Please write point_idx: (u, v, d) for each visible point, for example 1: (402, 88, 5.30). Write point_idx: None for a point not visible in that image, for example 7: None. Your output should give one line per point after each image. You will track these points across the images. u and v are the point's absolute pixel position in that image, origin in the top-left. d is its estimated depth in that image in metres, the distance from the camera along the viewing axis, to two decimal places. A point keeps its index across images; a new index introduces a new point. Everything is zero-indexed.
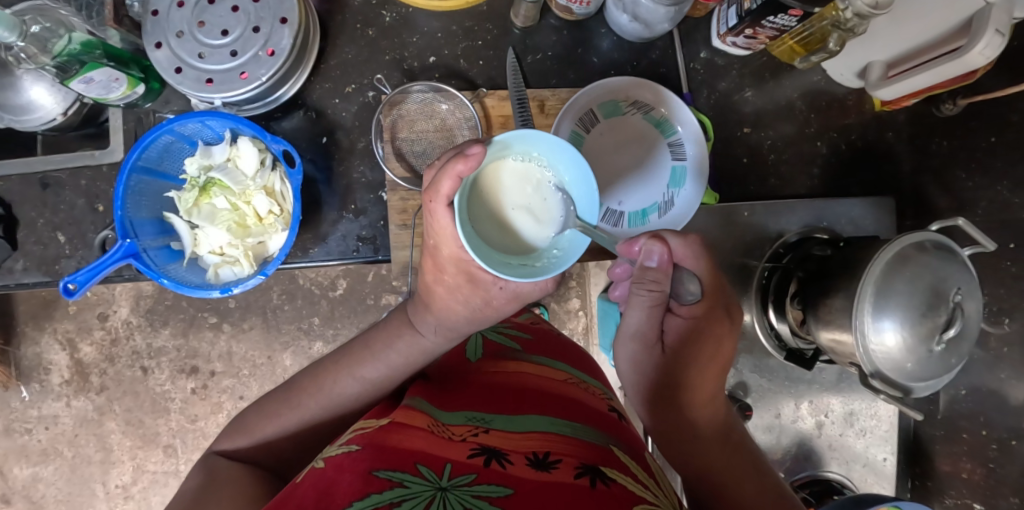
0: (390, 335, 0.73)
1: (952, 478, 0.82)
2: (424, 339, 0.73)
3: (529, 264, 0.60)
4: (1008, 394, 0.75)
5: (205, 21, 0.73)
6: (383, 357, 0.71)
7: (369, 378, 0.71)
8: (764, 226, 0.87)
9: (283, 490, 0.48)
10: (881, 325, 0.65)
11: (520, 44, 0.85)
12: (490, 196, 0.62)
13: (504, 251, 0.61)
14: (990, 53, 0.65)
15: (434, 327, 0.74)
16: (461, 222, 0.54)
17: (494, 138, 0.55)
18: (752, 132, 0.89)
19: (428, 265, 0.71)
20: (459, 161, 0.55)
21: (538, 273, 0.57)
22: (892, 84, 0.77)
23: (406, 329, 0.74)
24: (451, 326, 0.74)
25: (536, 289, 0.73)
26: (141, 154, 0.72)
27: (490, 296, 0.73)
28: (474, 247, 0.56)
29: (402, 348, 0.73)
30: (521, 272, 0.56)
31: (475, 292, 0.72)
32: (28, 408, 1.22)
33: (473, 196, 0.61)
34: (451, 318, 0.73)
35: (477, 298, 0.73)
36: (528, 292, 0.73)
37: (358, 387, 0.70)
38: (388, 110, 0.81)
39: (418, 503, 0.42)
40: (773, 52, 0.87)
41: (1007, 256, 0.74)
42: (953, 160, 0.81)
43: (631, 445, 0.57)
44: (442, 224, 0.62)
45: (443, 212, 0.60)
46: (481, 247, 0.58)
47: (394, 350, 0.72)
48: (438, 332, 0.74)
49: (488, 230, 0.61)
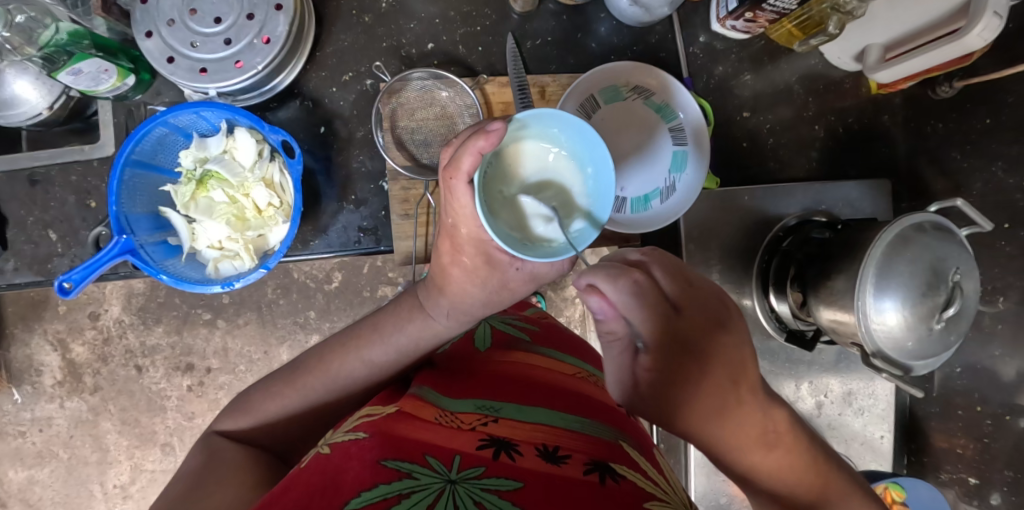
0: (401, 319, 0.72)
1: (947, 453, 0.85)
2: (435, 322, 0.72)
3: (547, 245, 0.60)
4: (1001, 371, 0.76)
5: (197, 9, 0.70)
6: (393, 341, 0.71)
7: (376, 361, 0.70)
8: (764, 210, 0.87)
9: (288, 474, 0.48)
10: (882, 305, 0.66)
11: (519, 29, 0.84)
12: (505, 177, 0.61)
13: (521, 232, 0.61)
14: (988, 35, 0.65)
15: (447, 311, 0.72)
16: (480, 202, 0.53)
17: (515, 115, 0.54)
18: (751, 116, 0.90)
19: (444, 247, 0.69)
20: (480, 138, 0.54)
21: (557, 253, 0.57)
22: (889, 67, 0.77)
23: (418, 314, 0.73)
24: (464, 310, 0.72)
25: (554, 270, 0.72)
26: (136, 147, 0.70)
27: (507, 278, 0.71)
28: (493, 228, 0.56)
29: (413, 331, 0.72)
30: (540, 252, 0.57)
31: (493, 275, 0.70)
32: (20, 411, 1.20)
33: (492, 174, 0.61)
34: (465, 301, 0.71)
35: (494, 281, 0.70)
36: (546, 273, 0.72)
37: (364, 370, 0.69)
38: (387, 98, 0.80)
39: (429, 496, 0.42)
40: (771, 36, 0.87)
41: (1002, 236, 0.75)
42: (949, 142, 0.82)
43: (641, 440, 0.58)
44: (462, 204, 0.61)
45: (463, 191, 0.59)
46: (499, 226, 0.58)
47: (404, 333, 0.71)
48: (450, 316, 0.72)
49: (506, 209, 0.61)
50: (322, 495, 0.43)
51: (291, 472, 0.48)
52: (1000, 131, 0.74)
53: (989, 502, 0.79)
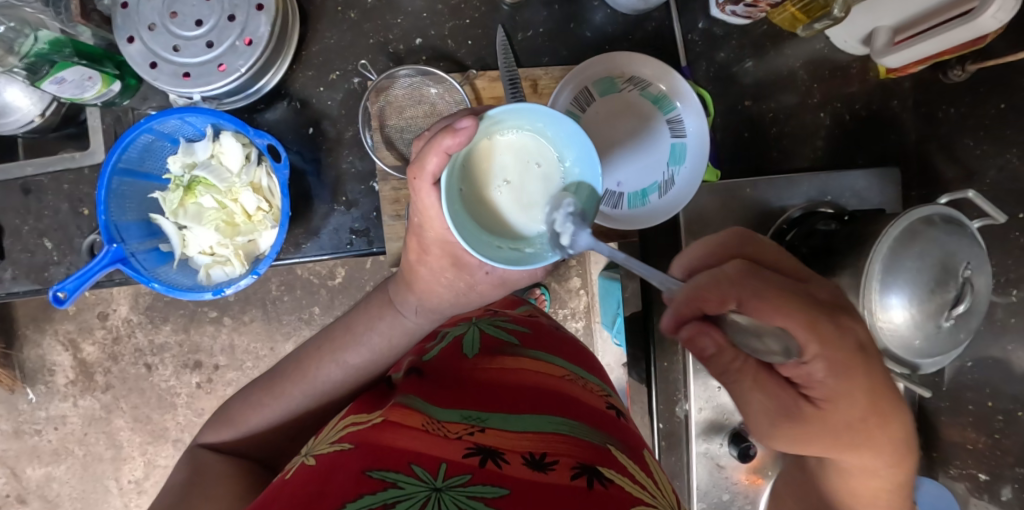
0: (371, 317, 0.72)
1: (957, 448, 0.82)
2: (405, 319, 0.72)
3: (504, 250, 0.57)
4: (1014, 364, 0.73)
5: (177, 12, 0.69)
6: (366, 341, 0.70)
7: (352, 363, 0.69)
8: (766, 202, 0.84)
9: (272, 484, 0.47)
10: (888, 301, 0.64)
11: (510, 21, 0.81)
12: (481, 176, 0.59)
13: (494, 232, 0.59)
14: (1003, 16, 0.62)
15: (416, 308, 0.72)
16: (444, 204, 0.51)
17: (486, 112, 0.52)
18: (754, 105, 0.86)
19: (412, 246, 0.69)
20: (447, 136, 0.53)
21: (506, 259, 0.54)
22: (898, 51, 0.73)
23: (387, 310, 0.72)
24: (433, 308, 0.73)
25: (525, 276, 0.72)
26: (122, 155, 0.69)
27: (474, 281, 0.71)
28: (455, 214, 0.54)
29: (384, 329, 0.72)
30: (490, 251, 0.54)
31: (461, 276, 0.69)
32: (35, 409, 1.22)
33: (468, 173, 0.58)
34: (433, 299, 0.72)
35: (461, 283, 0.70)
36: (517, 278, 0.72)
37: (340, 373, 0.69)
38: (375, 96, 0.78)
39: (413, 505, 0.41)
40: (774, 20, 0.83)
41: (1016, 227, 0.71)
42: (961, 127, 0.78)
43: (629, 443, 0.56)
44: (429, 205, 0.60)
45: (430, 191, 0.58)
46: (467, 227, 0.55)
47: (375, 331, 0.71)
48: (420, 313, 0.73)
49: (478, 210, 0.59)
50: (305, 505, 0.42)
51: (276, 483, 0.47)
52: (1016, 116, 0.70)
53: (1000, 499, 0.77)
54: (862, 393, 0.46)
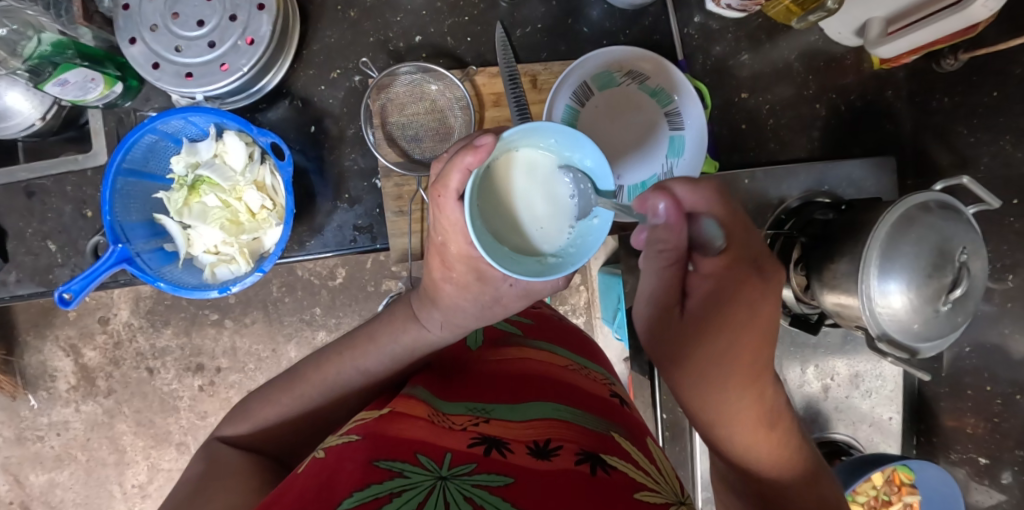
0: (395, 328, 0.70)
1: (957, 433, 0.83)
2: (429, 333, 0.70)
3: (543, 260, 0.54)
4: (1011, 349, 0.74)
5: (179, 13, 0.70)
6: (388, 351, 0.69)
7: (373, 371, 0.69)
8: (764, 193, 0.85)
9: (283, 480, 0.45)
10: (887, 287, 0.63)
11: (508, 18, 0.82)
12: (498, 198, 0.55)
13: (517, 243, 0.55)
14: (994, 4, 0.63)
15: (441, 322, 0.69)
16: (467, 215, 0.49)
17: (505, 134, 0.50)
18: (750, 97, 0.87)
19: (434, 262, 0.66)
20: (469, 153, 0.51)
21: (551, 272, 0.52)
22: (892, 41, 0.74)
23: (412, 324, 0.70)
24: (457, 322, 0.69)
25: (548, 286, 0.66)
26: (126, 155, 0.70)
27: (499, 293, 0.67)
28: (483, 244, 0.50)
29: (407, 341, 0.69)
30: (531, 270, 0.51)
31: (484, 291, 0.66)
32: (38, 415, 1.22)
33: (483, 192, 0.55)
34: (457, 314, 0.68)
35: (486, 296, 0.67)
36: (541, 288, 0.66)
37: (360, 379, 0.68)
38: (376, 94, 0.79)
39: (419, 493, 0.41)
40: (768, 13, 0.85)
41: (1011, 212, 0.72)
42: (956, 115, 0.79)
43: (634, 431, 0.56)
44: (452, 220, 0.58)
45: (453, 206, 0.56)
46: (492, 243, 0.52)
47: (398, 342, 0.69)
48: (444, 327, 0.69)
49: (497, 220, 0.55)
50: (312, 497, 0.40)
51: (287, 478, 0.45)
52: (1009, 103, 0.71)
53: (1000, 483, 0.78)
54: (754, 301, 0.51)
